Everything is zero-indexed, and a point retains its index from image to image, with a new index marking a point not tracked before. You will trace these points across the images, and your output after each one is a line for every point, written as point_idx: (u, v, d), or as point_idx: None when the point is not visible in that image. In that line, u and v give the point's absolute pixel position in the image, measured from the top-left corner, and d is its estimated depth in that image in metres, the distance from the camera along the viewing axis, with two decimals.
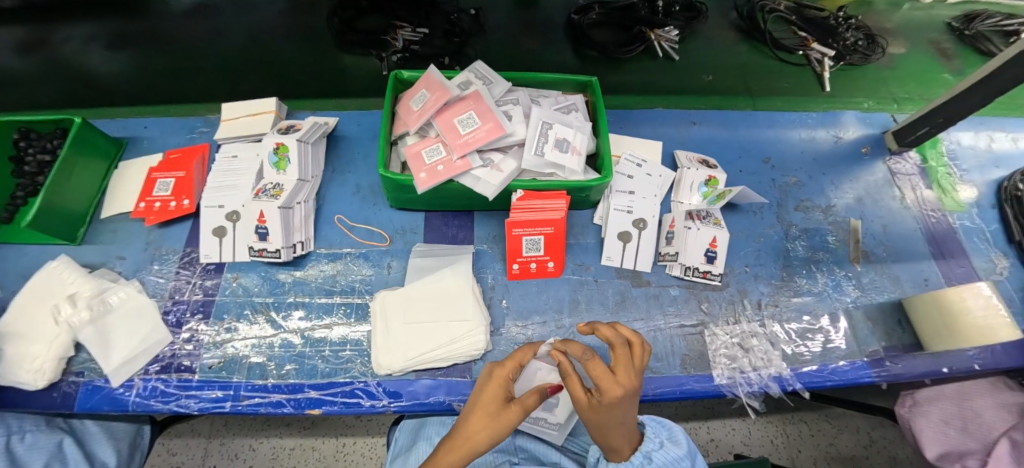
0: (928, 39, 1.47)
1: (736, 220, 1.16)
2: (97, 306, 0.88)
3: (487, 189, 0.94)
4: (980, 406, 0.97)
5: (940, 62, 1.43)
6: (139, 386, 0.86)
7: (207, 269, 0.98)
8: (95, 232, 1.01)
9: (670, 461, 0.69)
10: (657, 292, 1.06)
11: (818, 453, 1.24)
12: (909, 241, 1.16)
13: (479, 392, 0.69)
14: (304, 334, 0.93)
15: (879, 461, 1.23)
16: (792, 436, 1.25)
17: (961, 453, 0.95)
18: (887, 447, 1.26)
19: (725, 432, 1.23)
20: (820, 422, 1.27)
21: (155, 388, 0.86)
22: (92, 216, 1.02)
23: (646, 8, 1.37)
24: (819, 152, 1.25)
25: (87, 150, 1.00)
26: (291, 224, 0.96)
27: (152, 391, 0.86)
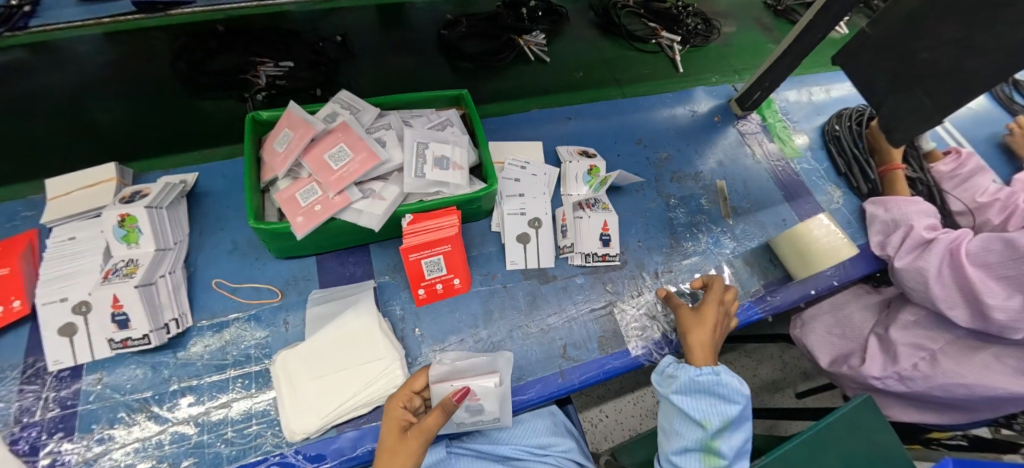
0: (751, 16, 1.68)
1: (623, 201, 1.24)
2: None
3: (372, 220, 0.91)
4: (851, 312, 1.16)
5: (763, 34, 1.65)
6: None
7: (61, 377, 0.83)
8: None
9: (733, 388, 0.73)
10: (565, 284, 1.10)
11: (749, 386, 1.37)
12: (766, 190, 1.32)
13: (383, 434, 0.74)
14: (199, 420, 0.82)
15: (795, 379, 1.40)
16: None
17: (846, 355, 1.12)
18: (798, 364, 1.43)
19: None
20: (742, 359, 1.41)
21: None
22: None
23: (511, 16, 1.39)
24: (680, 127, 1.38)
25: None
26: (158, 303, 0.85)
27: None
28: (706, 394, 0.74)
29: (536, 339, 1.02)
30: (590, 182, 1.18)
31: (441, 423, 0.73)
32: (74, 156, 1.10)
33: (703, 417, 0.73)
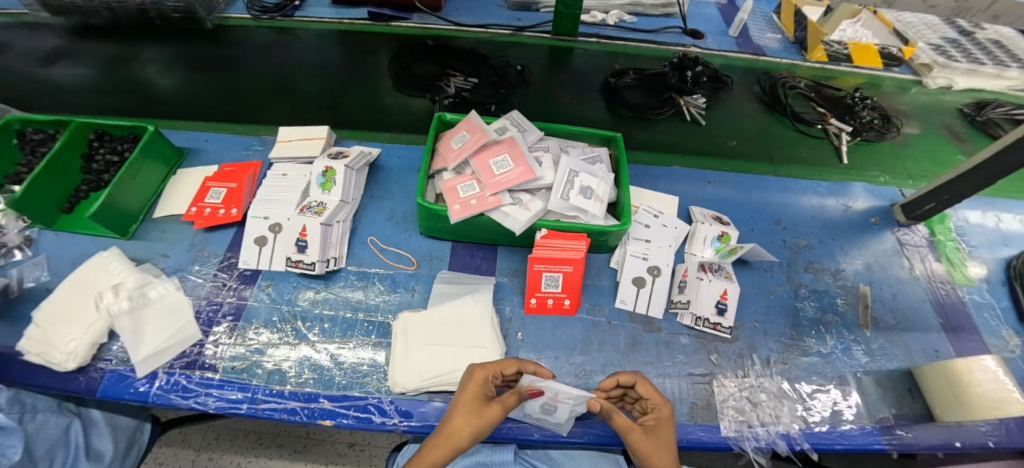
0: (940, 121, 1.56)
1: (748, 275, 1.20)
2: (136, 297, 0.95)
3: (515, 224, 1.02)
4: None
5: (951, 143, 1.51)
6: (162, 378, 0.90)
7: (244, 275, 1.04)
8: (144, 229, 1.10)
9: None
10: (668, 339, 1.08)
11: None
12: (919, 311, 1.18)
13: (463, 392, 0.82)
14: (326, 348, 0.97)
15: None
16: None
17: None
18: None
19: None
20: None
21: (177, 383, 0.90)
22: (144, 216, 1.11)
23: (675, 76, 1.45)
24: (828, 219, 1.30)
25: (151, 156, 1.13)
26: (329, 241, 1.05)
27: (174, 386, 0.90)
28: None
29: None
30: (719, 251, 1.17)
31: (516, 405, 0.80)
32: (289, 116, 1.39)
33: None
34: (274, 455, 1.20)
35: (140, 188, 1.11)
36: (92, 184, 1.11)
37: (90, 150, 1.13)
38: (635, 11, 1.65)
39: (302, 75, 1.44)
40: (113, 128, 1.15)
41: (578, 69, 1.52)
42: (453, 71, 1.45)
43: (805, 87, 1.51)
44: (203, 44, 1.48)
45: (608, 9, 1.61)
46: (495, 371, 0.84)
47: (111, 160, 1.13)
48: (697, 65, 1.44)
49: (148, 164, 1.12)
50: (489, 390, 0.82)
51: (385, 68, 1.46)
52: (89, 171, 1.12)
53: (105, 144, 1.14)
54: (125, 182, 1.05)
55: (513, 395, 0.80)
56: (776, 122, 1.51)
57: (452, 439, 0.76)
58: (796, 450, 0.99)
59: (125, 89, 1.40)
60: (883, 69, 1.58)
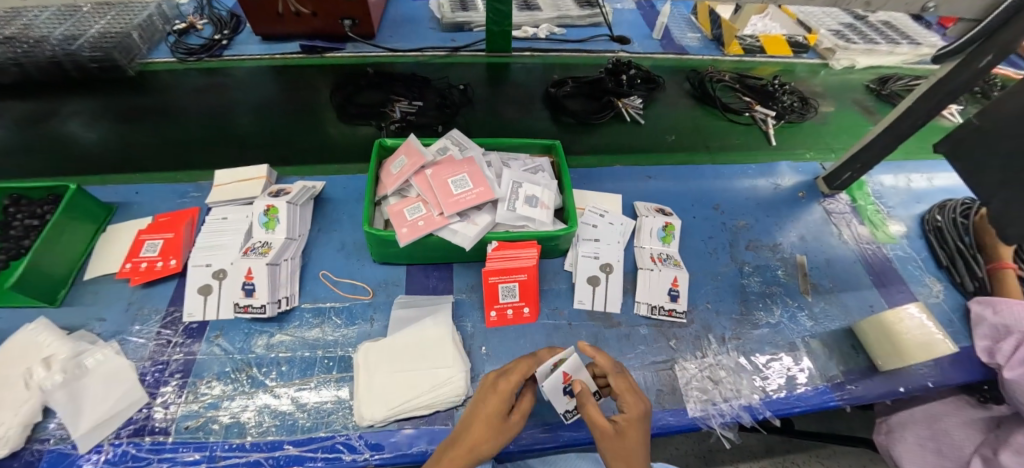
0: (852, 98, 1.68)
1: (696, 260, 1.25)
2: (72, 368, 0.89)
3: (465, 240, 1.03)
4: (949, 425, 1.10)
5: (864, 117, 1.63)
6: (108, 451, 0.85)
7: (190, 328, 1.00)
8: (75, 294, 1.04)
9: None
10: (628, 332, 1.12)
11: None
12: (852, 272, 1.27)
13: (483, 402, 0.79)
14: (287, 391, 0.94)
15: None
16: None
17: None
18: None
19: None
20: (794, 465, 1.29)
21: (125, 453, 0.85)
22: (74, 279, 1.06)
23: (611, 81, 1.52)
24: (761, 198, 1.39)
25: (75, 215, 1.07)
26: (279, 281, 1.03)
27: (122, 456, 0.84)
28: None
29: None
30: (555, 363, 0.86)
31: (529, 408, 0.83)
32: (222, 156, 1.34)
33: None
34: None
35: (66, 251, 1.05)
36: (12, 252, 1.03)
37: (6, 217, 1.07)
38: (563, 23, 1.71)
39: (235, 116, 1.43)
40: (33, 191, 1.09)
41: (513, 82, 1.56)
42: (397, 96, 1.46)
43: (729, 79, 1.62)
44: (130, 95, 1.45)
45: (538, 23, 1.69)
46: (520, 376, 0.81)
47: (30, 224, 1.06)
48: (630, 69, 1.54)
49: (73, 224, 1.06)
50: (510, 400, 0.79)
51: (329, 100, 1.47)
52: (6, 240, 1.05)
53: (23, 208, 1.08)
54: (48, 246, 1.00)
55: (528, 400, 0.83)
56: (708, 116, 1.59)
57: (470, 451, 0.74)
58: (759, 420, 1.04)
59: (42, 148, 1.33)
60: (792, 57, 1.73)
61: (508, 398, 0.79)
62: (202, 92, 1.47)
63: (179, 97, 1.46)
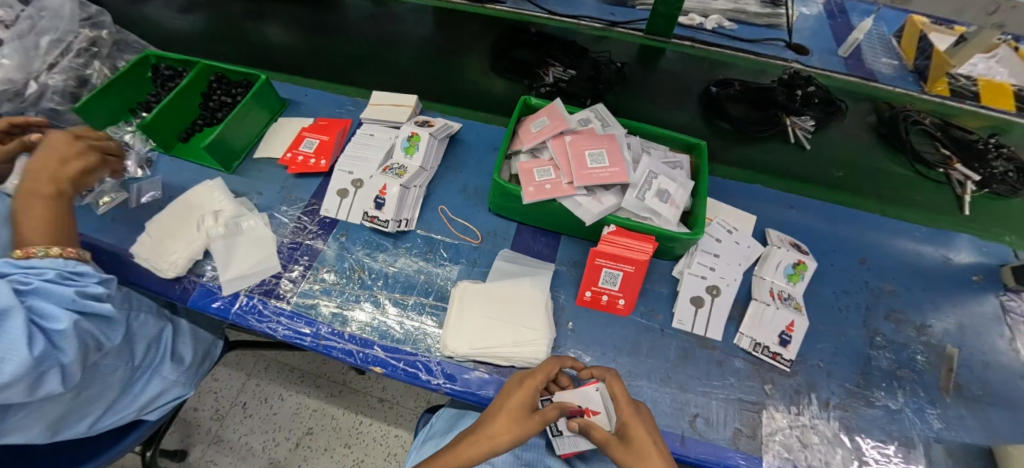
0: None
1: (820, 311, 1.13)
2: (231, 225, 1.05)
3: (586, 215, 1.02)
4: None
5: None
6: (242, 300, 0.99)
7: (323, 222, 1.12)
8: (244, 167, 1.20)
9: None
10: (721, 359, 1.05)
11: None
12: (1013, 386, 1.06)
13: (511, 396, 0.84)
14: (387, 304, 1.02)
15: None
16: None
17: None
18: None
19: None
20: None
21: (254, 306, 0.99)
22: (246, 154, 1.22)
23: (784, 93, 1.31)
24: (922, 268, 1.20)
25: (258, 101, 1.23)
26: (405, 203, 1.10)
27: (251, 308, 0.98)
28: None
29: (669, 393, 1.00)
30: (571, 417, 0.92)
31: (555, 419, 0.84)
32: (377, 78, 1.51)
33: None
34: (312, 394, 1.50)
35: (245, 129, 1.21)
36: (207, 121, 1.23)
37: (209, 89, 1.26)
38: (735, 19, 1.56)
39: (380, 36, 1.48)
40: (232, 72, 1.26)
41: None
42: (552, 59, 1.41)
43: (931, 124, 1.31)
44: None
45: (708, 13, 1.55)
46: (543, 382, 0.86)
47: (225, 101, 1.24)
48: (808, 86, 1.29)
49: (255, 108, 1.22)
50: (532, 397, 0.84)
51: (483, 44, 1.45)
52: (205, 109, 1.24)
53: (222, 85, 1.26)
54: (234, 122, 1.16)
55: (556, 411, 0.84)
56: (888, 157, 1.36)
57: (494, 438, 0.80)
58: None
59: (242, 38, 1.54)
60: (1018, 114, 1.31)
61: (534, 399, 0.84)
62: None
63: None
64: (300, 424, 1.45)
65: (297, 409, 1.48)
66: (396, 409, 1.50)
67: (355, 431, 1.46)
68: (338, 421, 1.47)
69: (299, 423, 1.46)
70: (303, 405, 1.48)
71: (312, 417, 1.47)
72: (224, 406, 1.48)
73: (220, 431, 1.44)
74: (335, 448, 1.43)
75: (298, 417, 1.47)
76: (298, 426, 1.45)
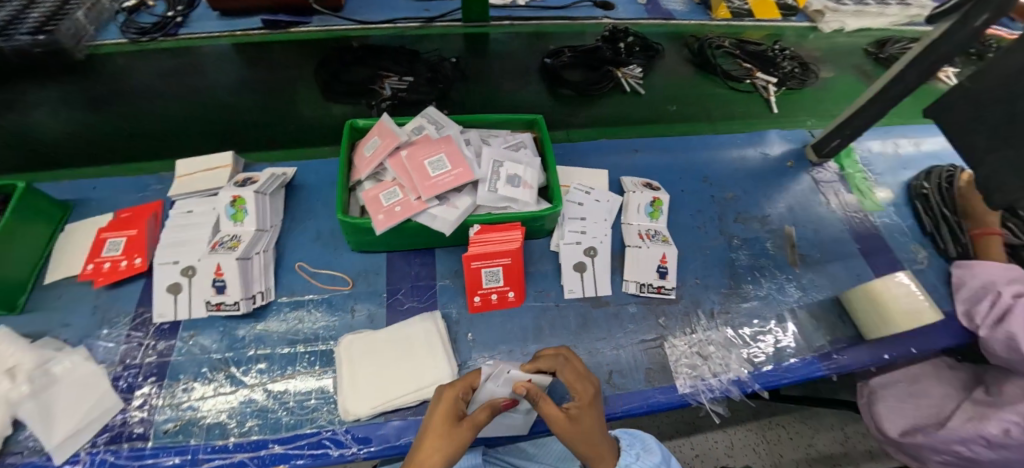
0: (853, 64, 1.66)
1: (683, 235, 1.23)
2: (38, 377, 0.84)
3: (445, 226, 1.00)
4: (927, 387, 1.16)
5: (865, 84, 1.61)
6: (85, 460, 0.82)
7: (162, 329, 0.97)
8: (36, 300, 0.99)
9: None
10: (616, 310, 1.11)
11: (802, 455, 1.40)
12: (840, 242, 1.26)
13: (432, 413, 0.77)
14: (267, 389, 0.92)
15: (856, 456, 1.41)
16: (773, 441, 1.41)
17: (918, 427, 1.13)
18: (864, 441, 1.43)
19: (709, 445, 1.38)
20: (797, 424, 1.44)
21: (103, 461, 0.82)
22: (34, 284, 1.01)
23: (609, 50, 1.51)
24: (750, 168, 1.37)
25: (30, 215, 1.01)
26: (251, 276, 0.99)
27: (101, 465, 0.82)
28: None
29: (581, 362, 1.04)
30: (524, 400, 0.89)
31: (488, 420, 0.77)
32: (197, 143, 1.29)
33: None
34: None
35: (21, 254, 0.99)
36: None
37: None
38: None
39: (187, 102, 1.35)
40: None
41: (496, 58, 1.51)
42: (386, 71, 1.42)
43: (729, 45, 1.58)
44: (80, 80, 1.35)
45: None
46: (463, 386, 0.81)
47: None
48: (626, 38, 1.53)
49: (26, 225, 1.00)
50: (457, 408, 0.77)
51: (315, 78, 1.42)
52: None
53: None
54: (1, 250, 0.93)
55: (486, 411, 0.77)
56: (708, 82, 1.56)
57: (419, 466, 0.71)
58: (748, 393, 1.05)
59: None
60: (782, 20, 1.68)
61: (459, 407, 0.77)
62: (171, 73, 1.39)
63: (144, 79, 1.38)
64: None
65: None
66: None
67: None
68: None
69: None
70: None
71: None
72: None
73: None
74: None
75: None
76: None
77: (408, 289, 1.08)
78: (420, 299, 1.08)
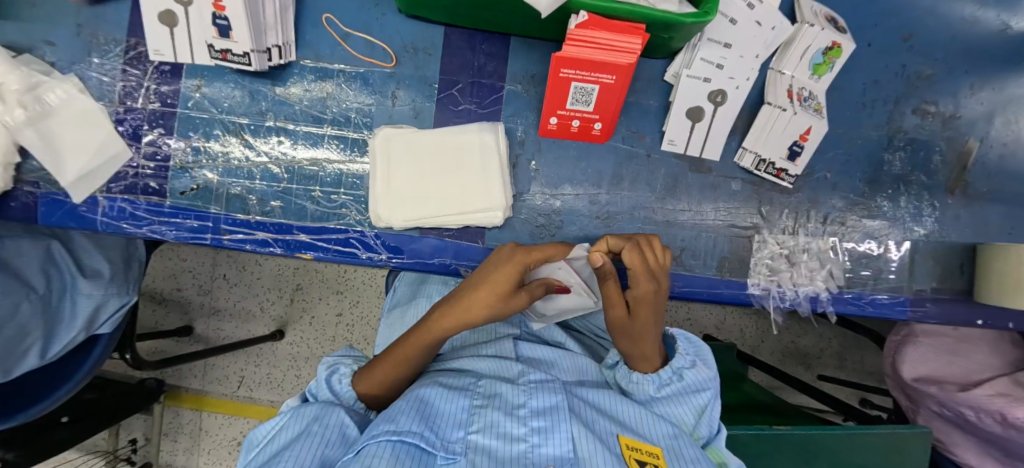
0: None
1: (836, 110, 0.93)
2: (32, 103, 0.75)
3: (539, 0, 0.67)
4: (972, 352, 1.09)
5: None
6: (104, 205, 0.80)
7: (161, 71, 0.81)
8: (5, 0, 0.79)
9: (698, 380, 0.75)
10: (717, 182, 0.90)
11: (778, 347, 1.61)
12: (1020, 179, 0.97)
13: (494, 266, 0.71)
14: (289, 166, 0.83)
15: (827, 362, 1.61)
16: (760, 329, 1.60)
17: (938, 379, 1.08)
18: (841, 351, 1.61)
19: (702, 314, 1.60)
20: (789, 323, 1.61)
21: (123, 210, 0.80)
22: None
23: None
24: (974, 42, 0.95)
25: None
26: (261, 19, 0.76)
27: (121, 213, 0.80)
28: (681, 391, 0.74)
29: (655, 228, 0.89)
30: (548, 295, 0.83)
31: (542, 296, 0.76)
32: None
33: (678, 420, 0.72)
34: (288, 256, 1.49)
35: None
36: None
37: None
38: None
39: None
40: None
41: None
42: None
43: None
44: None
45: None
46: (541, 257, 0.72)
47: None
48: None
49: None
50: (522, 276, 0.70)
51: None
52: None
53: None
54: None
55: (541, 288, 0.76)
56: None
57: (463, 315, 0.71)
58: (817, 311, 0.93)
59: None
60: None
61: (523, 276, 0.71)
62: None
63: None
64: (287, 281, 1.48)
65: (278, 270, 1.48)
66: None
67: (345, 279, 1.49)
68: (325, 275, 1.48)
69: (286, 281, 1.48)
70: (284, 265, 1.48)
71: (298, 274, 1.48)
72: (206, 282, 1.48)
73: (214, 303, 1.48)
74: (327, 296, 1.49)
75: (283, 276, 1.48)
76: (286, 283, 1.48)
77: (467, 85, 0.85)
78: (480, 102, 0.85)
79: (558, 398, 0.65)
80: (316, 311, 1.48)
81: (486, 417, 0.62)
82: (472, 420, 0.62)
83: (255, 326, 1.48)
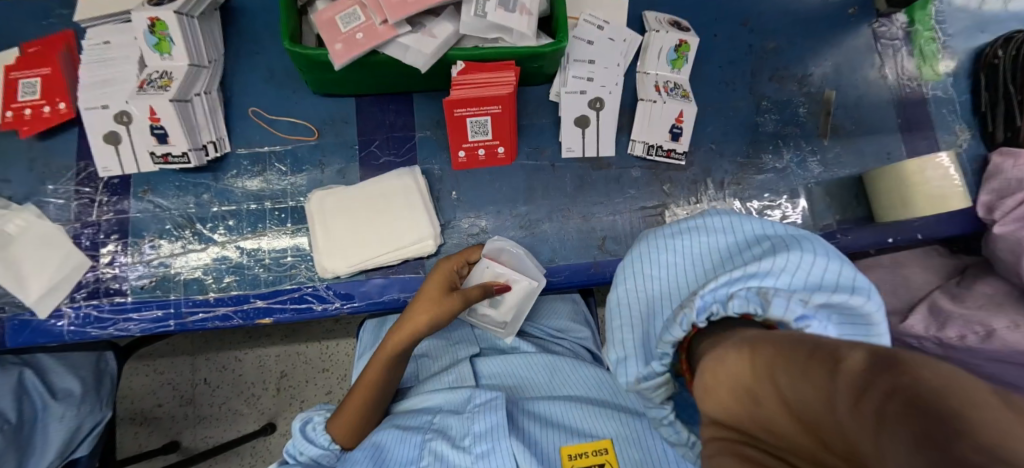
0: None
1: (705, 93, 1.07)
2: None
3: (418, 60, 0.81)
4: None
5: None
6: (70, 314, 0.87)
7: (111, 185, 0.92)
8: None
9: None
10: (619, 174, 1.01)
11: None
12: (880, 113, 1.10)
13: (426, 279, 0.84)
14: (239, 244, 0.91)
15: None
16: None
17: None
18: None
19: None
20: None
21: (88, 316, 0.87)
22: None
23: None
24: (802, 13, 1.11)
25: None
26: (193, 123, 0.88)
27: (86, 319, 0.87)
28: None
29: (575, 225, 0.99)
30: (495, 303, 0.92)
31: (479, 298, 0.85)
32: None
33: None
34: (267, 343, 1.43)
35: None
36: None
37: None
38: None
39: None
40: None
41: None
42: None
43: None
44: None
45: None
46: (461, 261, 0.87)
47: None
48: None
49: None
50: (451, 282, 0.83)
51: None
52: None
53: None
54: None
55: (478, 289, 0.84)
56: None
57: (412, 326, 0.79)
58: None
59: None
60: None
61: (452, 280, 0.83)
62: None
63: None
64: (271, 372, 1.42)
65: (260, 361, 1.43)
66: (353, 320, 1.46)
67: (327, 356, 1.44)
68: (307, 355, 1.44)
69: (270, 371, 1.42)
70: (264, 356, 1.43)
71: (279, 361, 1.43)
72: (187, 390, 1.41)
73: (199, 411, 1.40)
74: (314, 376, 1.43)
75: (266, 368, 1.43)
76: (270, 374, 1.42)
77: (383, 140, 0.97)
78: (398, 152, 0.97)
79: (499, 416, 0.71)
80: (305, 396, 1.42)
81: (433, 450, 0.70)
82: (423, 455, 0.70)
83: (246, 423, 1.39)
